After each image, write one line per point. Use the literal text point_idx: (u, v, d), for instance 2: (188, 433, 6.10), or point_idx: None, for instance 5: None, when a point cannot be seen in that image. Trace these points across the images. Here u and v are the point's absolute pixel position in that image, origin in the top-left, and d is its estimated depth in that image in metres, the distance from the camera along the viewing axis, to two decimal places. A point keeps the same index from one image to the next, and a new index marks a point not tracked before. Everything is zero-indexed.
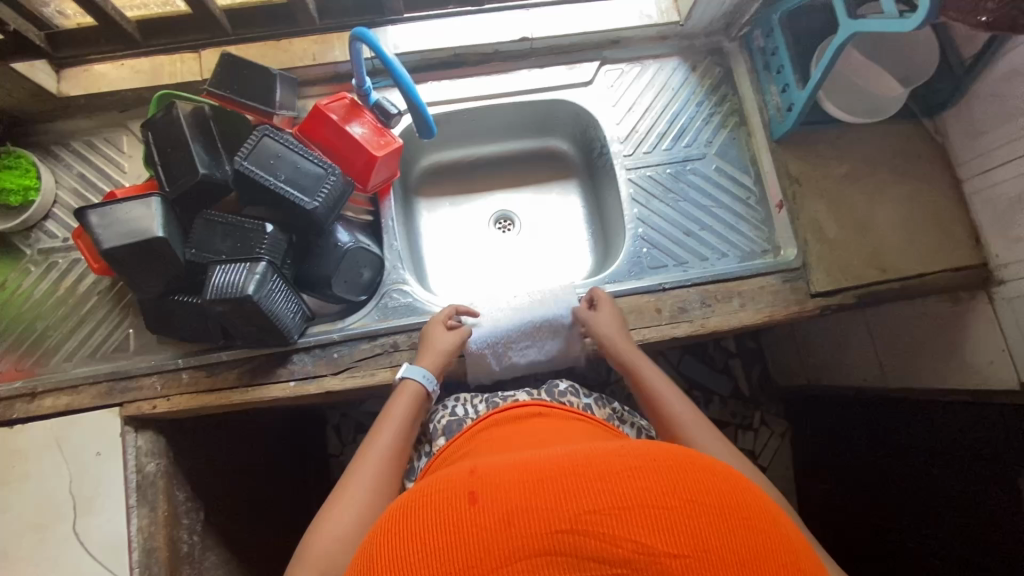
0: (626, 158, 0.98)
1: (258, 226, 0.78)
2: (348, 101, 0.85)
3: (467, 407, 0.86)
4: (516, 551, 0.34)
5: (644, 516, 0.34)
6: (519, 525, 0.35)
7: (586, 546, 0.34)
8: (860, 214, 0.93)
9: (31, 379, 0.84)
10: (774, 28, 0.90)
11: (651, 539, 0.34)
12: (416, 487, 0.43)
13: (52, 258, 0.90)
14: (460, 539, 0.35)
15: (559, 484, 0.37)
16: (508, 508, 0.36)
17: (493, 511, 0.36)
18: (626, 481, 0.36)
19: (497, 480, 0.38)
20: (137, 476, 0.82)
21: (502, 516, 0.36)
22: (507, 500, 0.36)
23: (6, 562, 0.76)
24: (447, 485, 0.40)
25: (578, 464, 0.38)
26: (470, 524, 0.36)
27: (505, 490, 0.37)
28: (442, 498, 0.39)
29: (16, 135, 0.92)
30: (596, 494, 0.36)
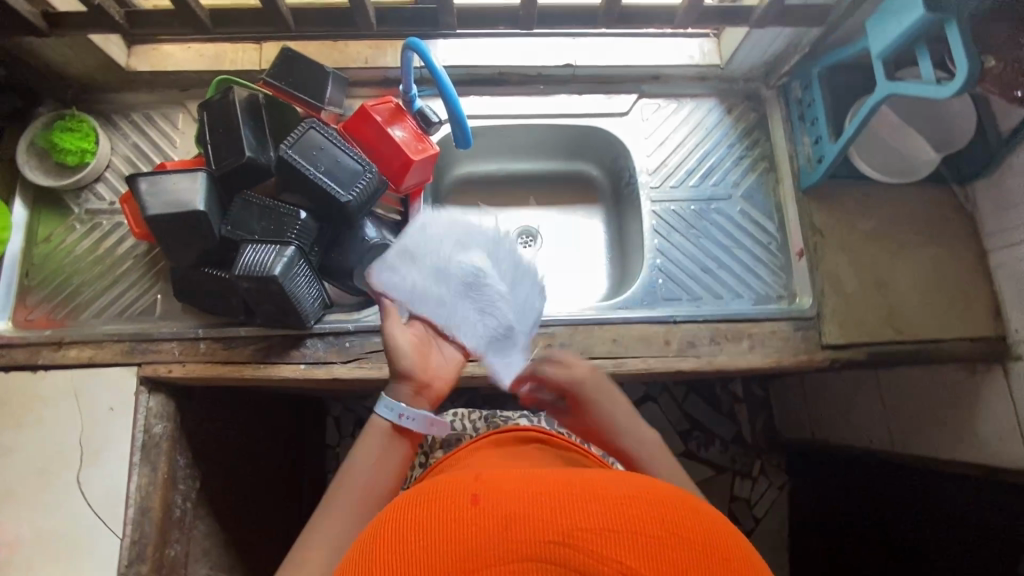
0: (652, 189, 0.99)
1: (294, 212, 0.82)
2: (393, 106, 0.89)
3: (467, 424, 0.90)
4: (508, 555, 0.34)
5: (638, 542, 0.34)
6: (514, 530, 0.35)
7: (573, 560, 0.33)
8: (881, 272, 0.93)
9: (60, 330, 0.88)
10: (813, 81, 0.93)
11: (638, 563, 0.33)
12: (416, 488, 0.43)
13: (96, 219, 0.95)
14: (454, 535, 0.35)
15: (556, 498, 0.36)
16: (505, 512, 0.35)
17: (490, 514, 0.36)
18: (621, 506, 0.36)
19: (497, 485, 0.38)
20: (143, 436, 0.85)
21: (499, 517, 0.35)
22: (505, 505, 0.36)
23: (11, 499, 0.81)
24: (449, 485, 0.40)
25: (575, 483, 0.38)
26: (466, 520, 0.36)
27: (504, 496, 0.37)
28: (442, 496, 0.39)
29: (83, 102, 0.98)
30: (591, 512, 0.35)
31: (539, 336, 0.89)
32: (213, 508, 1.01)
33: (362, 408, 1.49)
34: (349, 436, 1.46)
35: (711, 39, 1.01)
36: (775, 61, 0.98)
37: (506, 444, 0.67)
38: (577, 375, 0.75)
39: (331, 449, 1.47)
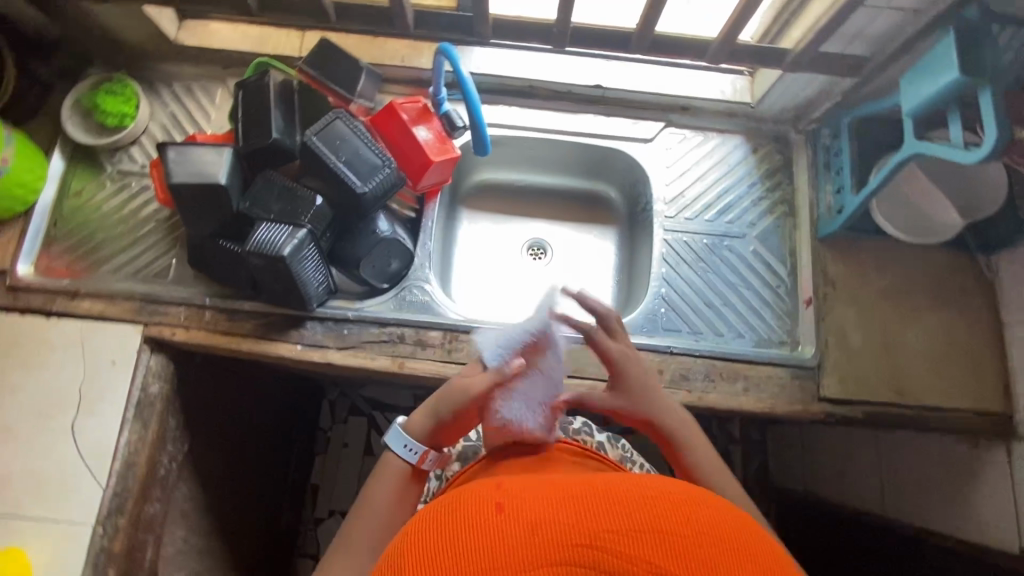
0: (666, 218, 0.99)
1: (311, 196, 0.84)
2: (421, 106, 0.91)
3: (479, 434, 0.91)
4: (540, 560, 0.36)
5: (661, 541, 0.37)
6: (543, 535, 0.37)
7: (603, 562, 0.36)
8: (889, 331, 0.92)
9: (77, 281, 0.92)
10: (843, 130, 0.92)
11: (664, 561, 0.36)
12: (440, 500, 0.45)
13: (126, 180, 0.99)
14: (486, 545, 0.38)
15: (582, 502, 0.40)
16: (533, 518, 0.39)
17: (520, 521, 0.39)
18: (642, 508, 0.39)
19: (522, 493, 0.41)
20: (140, 393, 0.88)
21: (527, 525, 0.38)
22: (530, 514, 0.39)
23: (11, 436, 0.85)
24: (471, 497, 0.42)
25: (598, 487, 0.41)
26: (497, 529, 0.38)
27: (530, 505, 0.40)
28: (469, 507, 0.41)
29: (130, 67, 1.03)
30: (614, 516, 0.38)
31: None
32: (197, 473, 1.04)
33: (358, 396, 1.51)
34: (342, 421, 1.49)
35: (744, 77, 1.01)
36: (807, 106, 0.98)
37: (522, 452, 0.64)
38: (619, 351, 0.71)
39: (322, 432, 1.49)
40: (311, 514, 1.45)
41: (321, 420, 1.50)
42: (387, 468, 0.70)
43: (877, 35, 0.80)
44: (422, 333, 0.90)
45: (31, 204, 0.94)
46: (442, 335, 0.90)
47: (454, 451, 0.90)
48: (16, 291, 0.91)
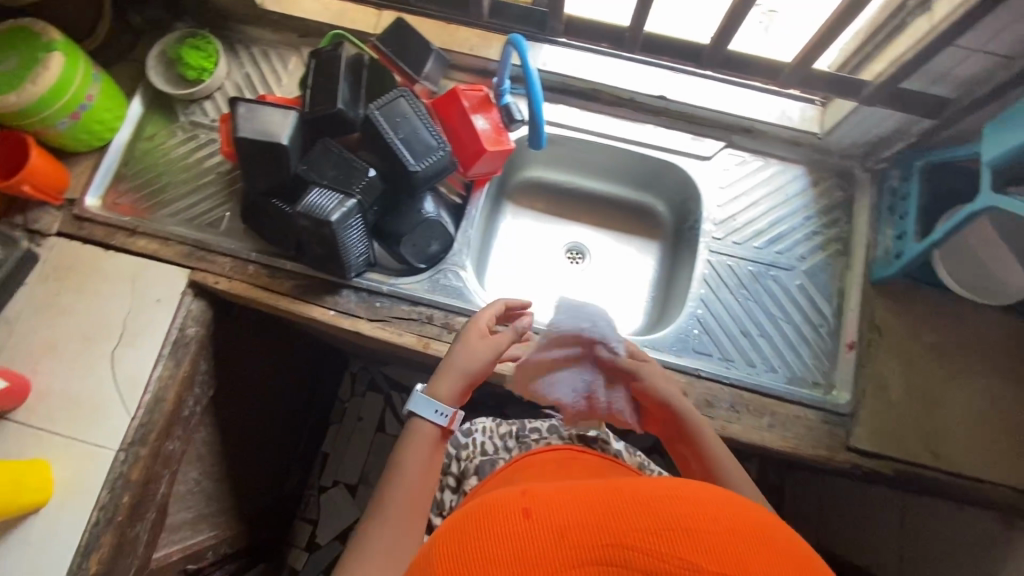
0: (713, 239, 0.97)
1: (364, 168, 0.86)
2: (483, 95, 0.92)
3: (497, 443, 0.87)
4: (570, 562, 0.36)
5: (690, 539, 0.36)
6: (572, 538, 0.37)
7: (635, 561, 0.36)
8: (932, 390, 0.87)
9: (137, 220, 0.97)
10: (913, 173, 0.88)
11: (696, 558, 0.35)
12: (465, 509, 0.45)
13: (196, 131, 1.03)
14: (514, 547, 0.37)
15: (607, 504, 0.39)
16: (559, 521, 0.38)
17: (546, 525, 0.38)
18: (669, 507, 0.38)
19: (548, 497, 0.41)
20: (178, 333, 0.91)
21: (554, 528, 0.38)
22: (557, 516, 0.39)
23: (56, 354, 0.90)
24: (495, 500, 0.42)
25: (622, 489, 0.40)
26: (525, 534, 0.38)
27: (555, 508, 0.39)
28: (494, 510, 0.41)
29: (215, 25, 1.08)
30: (641, 515, 0.37)
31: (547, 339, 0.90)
32: (216, 419, 1.07)
33: (379, 373, 1.54)
34: (359, 395, 1.52)
35: (815, 106, 0.98)
36: (878, 143, 0.94)
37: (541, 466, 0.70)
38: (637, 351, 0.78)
39: (339, 403, 1.52)
40: (316, 480, 1.48)
41: (340, 390, 1.53)
42: (416, 435, 0.73)
43: (964, 78, 0.76)
44: (451, 317, 0.91)
45: (106, 142, 1.00)
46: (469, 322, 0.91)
47: (471, 462, 0.86)
48: (82, 221, 0.96)
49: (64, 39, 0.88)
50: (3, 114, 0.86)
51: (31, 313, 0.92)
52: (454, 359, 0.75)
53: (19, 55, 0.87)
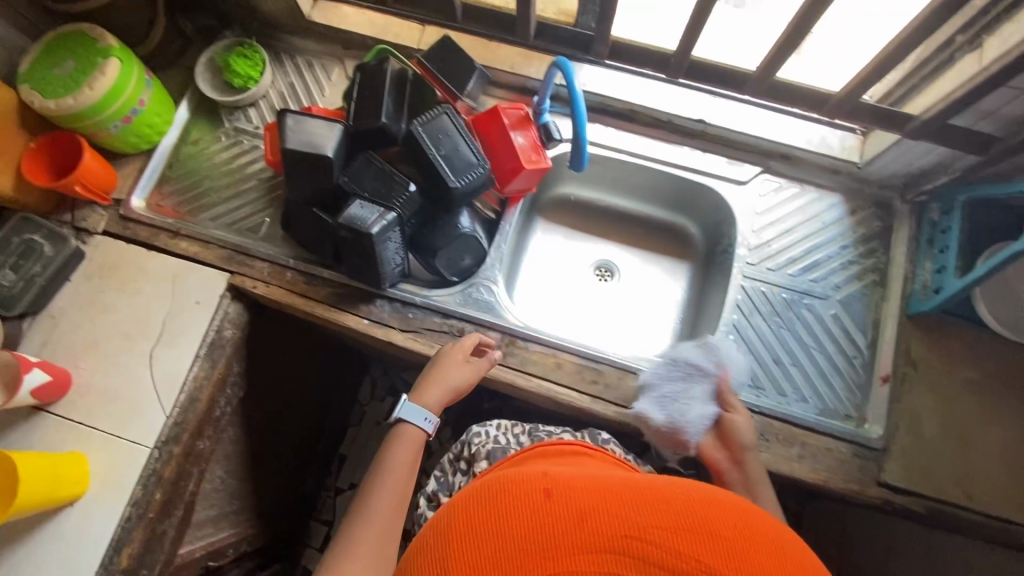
0: (747, 265, 0.97)
1: (405, 183, 0.87)
2: (523, 113, 0.93)
3: (510, 437, 0.88)
4: (587, 546, 0.38)
5: (709, 543, 0.37)
6: (591, 524, 0.39)
7: (652, 554, 0.37)
8: (968, 428, 0.85)
9: (179, 222, 0.99)
10: (955, 207, 0.87)
11: (713, 561, 0.36)
12: (486, 482, 0.47)
13: (239, 137, 1.06)
14: (535, 523, 0.39)
15: (629, 500, 0.40)
16: (581, 507, 0.40)
17: (568, 508, 0.40)
18: (689, 509, 0.40)
19: (572, 485, 0.43)
20: (215, 335, 0.93)
21: (576, 512, 0.40)
22: (580, 503, 0.40)
23: (97, 350, 0.93)
24: (519, 479, 0.44)
25: (645, 487, 0.42)
26: (547, 513, 0.40)
27: (579, 496, 0.41)
28: (520, 487, 0.43)
29: (261, 34, 1.10)
30: (662, 514, 0.39)
31: (578, 358, 0.90)
32: (244, 420, 1.09)
33: (399, 378, 1.55)
34: (378, 398, 1.53)
35: (856, 135, 0.97)
36: (920, 175, 0.92)
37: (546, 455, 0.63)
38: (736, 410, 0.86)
39: (360, 406, 1.54)
40: (334, 482, 1.49)
41: (361, 394, 1.55)
42: (402, 437, 0.78)
43: (1011, 118, 0.73)
44: (482, 331, 0.92)
45: (153, 144, 1.02)
46: (500, 338, 0.91)
47: (481, 448, 0.87)
48: (127, 221, 0.99)
49: (120, 45, 0.91)
50: (59, 117, 0.88)
51: (75, 309, 0.94)
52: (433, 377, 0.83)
53: (76, 59, 0.90)
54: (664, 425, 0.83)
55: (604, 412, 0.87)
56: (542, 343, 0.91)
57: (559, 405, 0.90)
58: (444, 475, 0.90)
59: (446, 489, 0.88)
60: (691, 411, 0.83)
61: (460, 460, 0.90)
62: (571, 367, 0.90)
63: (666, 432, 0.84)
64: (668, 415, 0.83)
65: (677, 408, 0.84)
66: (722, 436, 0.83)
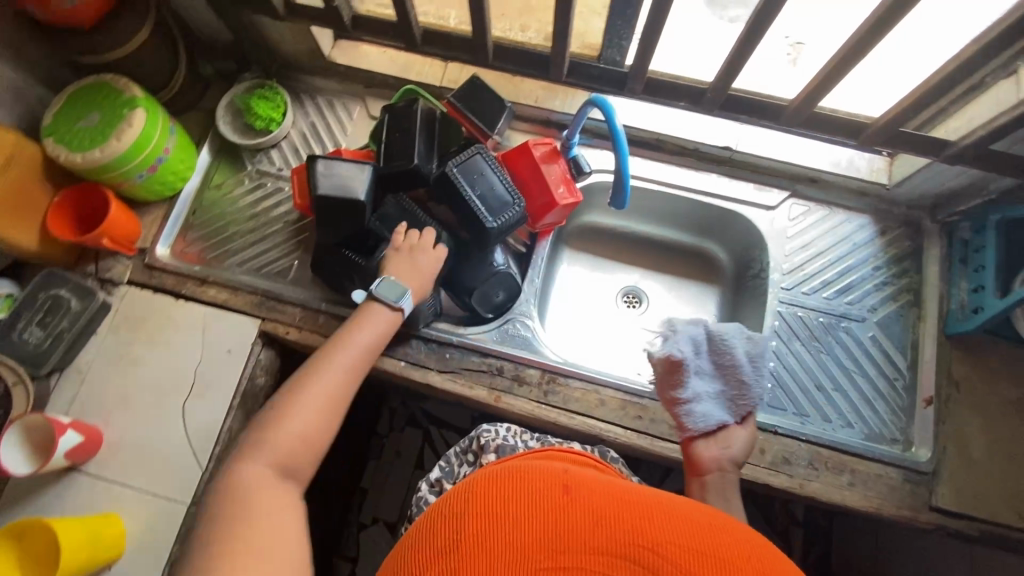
0: (782, 289, 0.97)
1: (435, 230, 0.89)
2: (552, 147, 0.93)
3: (519, 439, 0.83)
4: (597, 548, 0.38)
5: (718, 565, 0.38)
6: (606, 528, 0.40)
7: (661, 567, 0.37)
8: (1016, 448, 0.85)
9: (206, 268, 0.98)
10: (988, 227, 0.87)
11: None
12: (506, 467, 0.47)
13: (263, 180, 1.05)
14: (550, 516, 0.40)
15: (645, 512, 0.41)
16: (598, 511, 0.41)
17: (585, 509, 0.41)
18: (702, 532, 0.40)
19: (591, 487, 0.43)
20: (247, 384, 0.91)
21: (593, 515, 0.40)
22: (597, 506, 0.41)
23: (126, 405, 0.90)
24: (541, 473, 0.45)
25: (661, 502, 0.43)
26: (563, 508, 0.41)
27: (598, 499, 0.42)
28: (538, 480, 0.44)
29: (282, 77, 1.10)
30: (677, 532, 0.40)
31: (620, 393, 0.89)
32: None
33: (418, 409, 1.53)
34: (399, 430, 1.51)
35: (882, 157, 0.98)
36: (951, 196, 0.93)
37: (562, 457, 0.60)
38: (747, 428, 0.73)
39: (378, 438, 1.51)
40: (356, 518, 1.46)
41: (379, 426, 1.53)
42: (371, 318, 0.77)
43: None
44: (521, 369, 0.91)
45: (177, 190, 1.01)
46: (540, 375, 0.90)
47: (488, 440, 0.84)
48: (152, 270, 0.97)
49: (145, 95, 0.90)
50: (85, 169, 0.87)
51: (102, 363, 0.92)
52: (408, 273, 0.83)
53: (102, 110, 0.89)
54: (673, 400, 0.72)
55: (650, 447, 0.86)
56: (583, 379, 0.90)
57: (603, 442, 0.89)
58: (450, 464, 0.86)
59: (450, 478, 0.84)
60: (705, 407, 0.71)
61: (467, 452, 0.87)
62: (614, 403, 0.89)
63: (672, 403, 0.73)
64: (688, 391, 0.72)
65: (698, 390, 0.72)
66: (719, 443, 0.71)
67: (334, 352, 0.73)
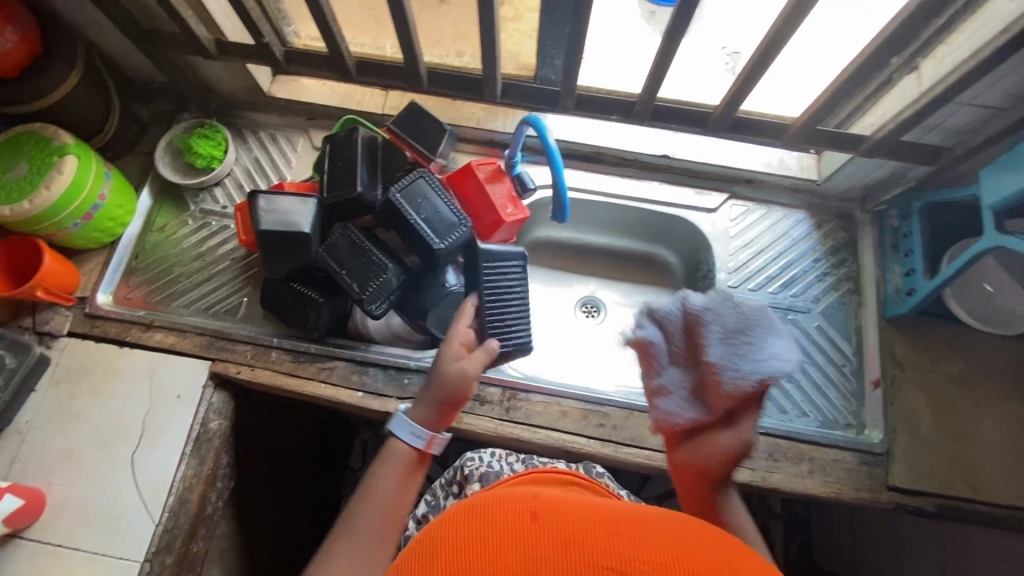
0: (729, 287, 0.99)
1: (382, 263, 0.87)
2: (496, 167, 0.94)
3: (503, 463, 0.88)
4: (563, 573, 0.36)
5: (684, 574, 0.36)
6: (574, 550, 0.38)
7: None
8: (960, 421, 0.89)
9: (152, 313, 0.95)
10: (913, 214, 0.92)
11: None
12: (479, 499, 0.46)
13: (207, 219, 1.03)
14: (517, 543, 0.38)
15: (613, 529, 0.40)
16: (564, 533, 0.39)
17: (552, 533, 0.39)
18: (670, 544, 0.38)
19: (558, 511, 0.42)
20: (200, 429, 0.88)
21: (559, 538, 0.39)
22: (565, 529, 0.39)
23: (70, 463, 0.86)
24: (510, 503, 0.44)
25: (631, 519, 0.41)
26: (527, 536, 0.39)
27: (565, 521, 0.40)
28: (503, 511, 0.42)
29: (222, 114, 1.09)
30: (643, 546, 0.38)
31: (582, 403, 0.90)
32: (233, 509, 1.03)
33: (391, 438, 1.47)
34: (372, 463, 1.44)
35: (811, 155, 1.03)
36: (876, 187, 0.98)
37: (543, 481, 0.60)
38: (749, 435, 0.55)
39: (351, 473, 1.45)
40: None
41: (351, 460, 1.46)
42: (391, 457, 0.67)
43: (955, 129, 0.79)
44: (481, 388, 0.90)
45: (117, 236, 0.99)
46: (500, 393, 0.90)
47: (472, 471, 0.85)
48: (94, 319, 0.94)
49: (77, 141, 0.88)
50: (15, 222, 0.85)
51: (42, 421, 0.88)
52: (428, 389, 0.71)
53: (31, 161, 0.86)
54: (647, 394, 0.60)
55: (612, 455, 0.87)
56: (544, 393, 0.90)
57: (569, 453, 0.89)
58: (436, 497, 0.87)
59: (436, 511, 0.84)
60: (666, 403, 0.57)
61: (453, 484, 0.88)
62: (577, 413, 0.89)
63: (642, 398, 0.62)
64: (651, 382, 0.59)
65: (666, 382, 0.58)
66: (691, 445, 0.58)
67: (359, 503, 0.63)
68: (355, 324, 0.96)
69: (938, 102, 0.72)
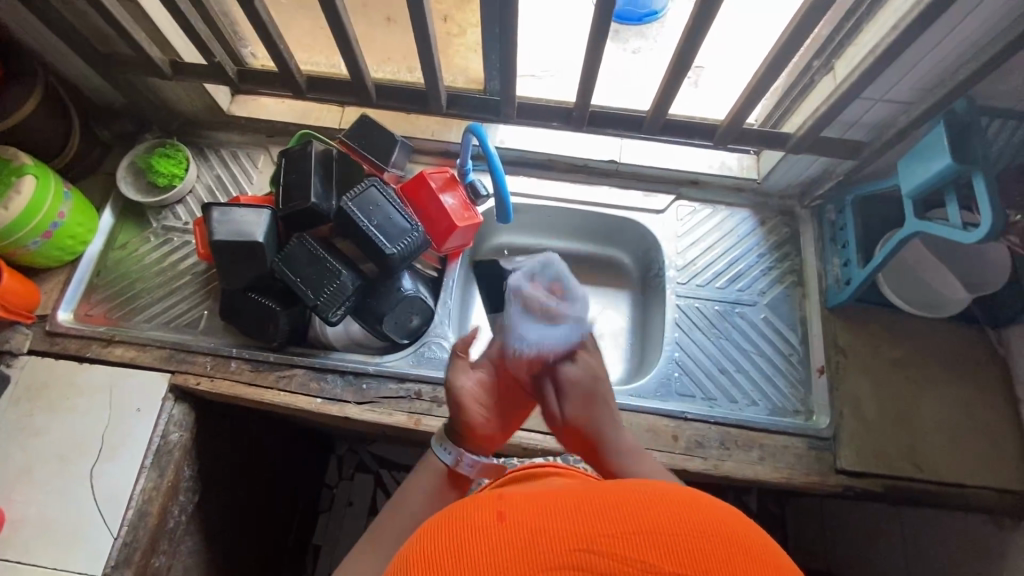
0: (678, 284, 1.03)
1: (337, 269, 0.89)
2: (448, 175, 0.97)
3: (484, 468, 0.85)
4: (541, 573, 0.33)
5: (658, 540, 0.33)
6: (542, 542, 0.34)
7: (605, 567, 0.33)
8: (904, 403, 0.92)
9: (112, 328, 0.97)
10: (846, 207, 0.96)
11: (662, 561, 0.33)
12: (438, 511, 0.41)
13: (170, 235, 1.05)
14: (484, 552, 0.34)
15: (577, 505, 0.36)
16: (530, 527, 0.35)
17: (517, 529, 0.35)
18: (639, 507, 0.35)
19: (519, 501, 0.38)
20: (160, 441, 0.89)
21: (526, 533, 0.35)
22: (529, 521, 0.35)
23: (28, 479, 0.86)
24: (469, 504, 0.39)
25: (596, 490, 0.38)
26: (493, 543, 0.35)
27: (528, 513, 0.36)
28: (462, 516, 0.38)
29: (184, 134, 1.12)
30: (611, 519, 0.35)
31: None
32: (199, 525, 1.03)
33: (367, 453, 1.46)
34: (347, 479, 1.45)
35: (751, 156, 1.08)
36: (811, 184, 1.02)
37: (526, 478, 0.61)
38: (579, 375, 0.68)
39: (327, 489, 1.44)
40: None
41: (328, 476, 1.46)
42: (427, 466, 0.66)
43: (873, 123, 0.84)
44: (438, 390, 0.92)
45: (78, 255, 1.00)
46: None
47: None
48: (54, 336, 0.95)
49: (35, 161, 0.90)
50: None
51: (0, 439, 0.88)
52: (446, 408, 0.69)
53: None
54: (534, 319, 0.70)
55: None
56: None
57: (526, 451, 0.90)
58: None
59: None
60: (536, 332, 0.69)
61: None
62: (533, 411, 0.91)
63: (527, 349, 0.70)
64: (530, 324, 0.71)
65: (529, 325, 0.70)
66: (584, 378, 0.67)
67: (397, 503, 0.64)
68: (315, 332, 0.98)
69: (847, 98, 0.77)
